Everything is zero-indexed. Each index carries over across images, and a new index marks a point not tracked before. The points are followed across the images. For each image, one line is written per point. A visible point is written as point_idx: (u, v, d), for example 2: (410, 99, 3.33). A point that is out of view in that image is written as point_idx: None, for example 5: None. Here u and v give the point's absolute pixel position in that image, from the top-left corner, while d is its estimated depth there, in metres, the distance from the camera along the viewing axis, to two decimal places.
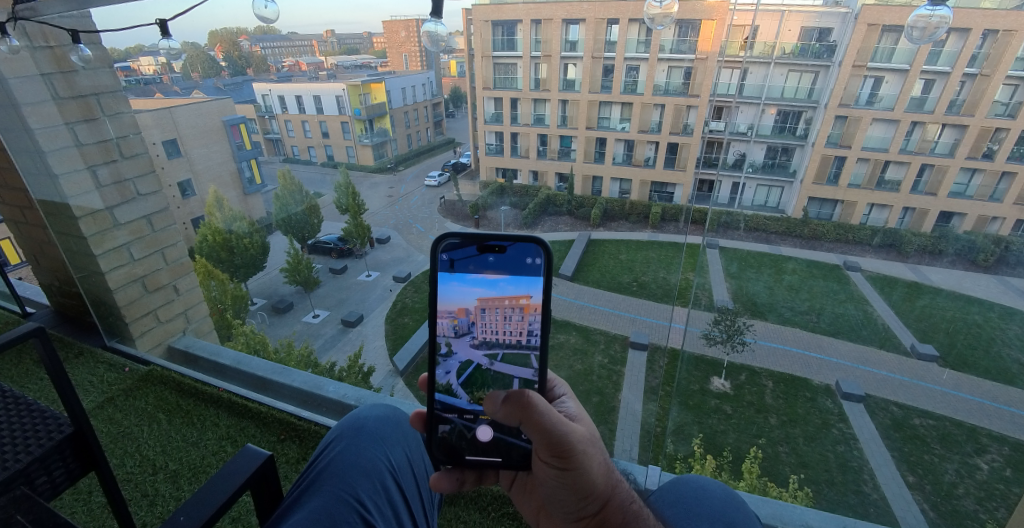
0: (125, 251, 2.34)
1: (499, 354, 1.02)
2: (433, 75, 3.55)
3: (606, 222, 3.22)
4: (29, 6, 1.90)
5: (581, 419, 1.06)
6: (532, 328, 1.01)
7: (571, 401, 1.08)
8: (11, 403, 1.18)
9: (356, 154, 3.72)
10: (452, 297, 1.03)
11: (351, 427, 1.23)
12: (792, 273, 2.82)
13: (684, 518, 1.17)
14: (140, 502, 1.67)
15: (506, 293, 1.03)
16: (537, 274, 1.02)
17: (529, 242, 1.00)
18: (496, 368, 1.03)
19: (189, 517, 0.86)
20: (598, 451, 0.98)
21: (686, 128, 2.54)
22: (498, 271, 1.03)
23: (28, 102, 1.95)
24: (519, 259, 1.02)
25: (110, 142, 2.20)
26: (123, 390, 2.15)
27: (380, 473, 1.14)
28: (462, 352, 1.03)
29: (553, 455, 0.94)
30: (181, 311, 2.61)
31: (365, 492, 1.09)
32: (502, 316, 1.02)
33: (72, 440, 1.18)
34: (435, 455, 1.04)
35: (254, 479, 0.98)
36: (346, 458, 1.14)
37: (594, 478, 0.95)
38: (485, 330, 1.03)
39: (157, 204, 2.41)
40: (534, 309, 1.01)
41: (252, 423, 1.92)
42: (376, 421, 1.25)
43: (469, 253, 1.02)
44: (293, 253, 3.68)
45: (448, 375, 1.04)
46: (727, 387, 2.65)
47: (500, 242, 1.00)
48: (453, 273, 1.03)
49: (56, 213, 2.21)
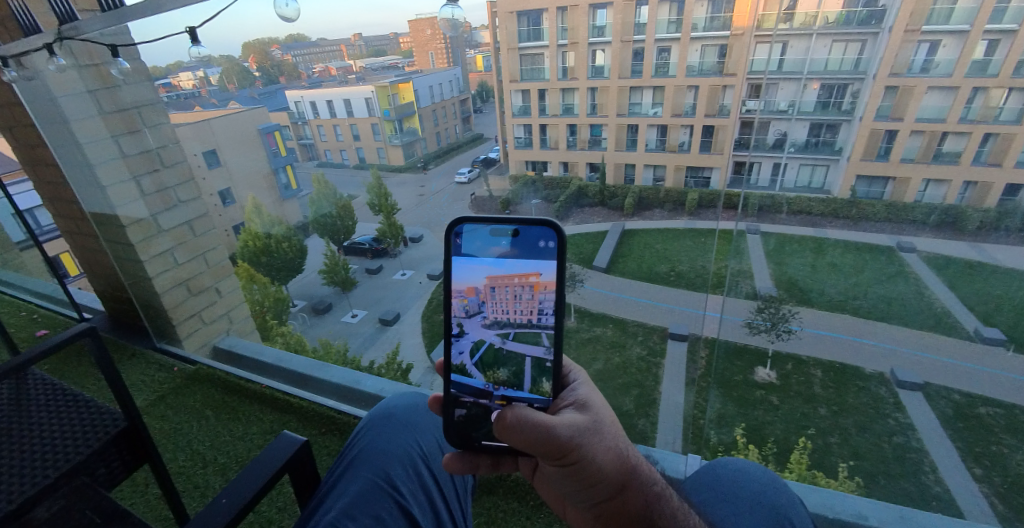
0: (170, 256, 2.63)
1: (511, 333, 1.07)
2: (459, 71, 3.61)
3: (639, 212, 2.76)
4: (72, 26, 2.10)
5: (588, 402, 1.06)
6: (543, 306, 1.04)
7: (583, 385, 1.08)
8: (73, 402, 1.36)
9: (386, 155, 3.64)
10: (464, 278, 1.08)
11: (383, 416, 1.42)
12: (834, 250, 2.49)
13: (710, 501, 1.29)
14: (193, 494, 1.79)
15: (515, 272, 1.06)
16: (548, 256, 1.04)
17: (541, 224, 1.02)
18: (509, 347, 1.08)
19: (230, 500, 0.98)
20: (604, 439, 0.99)
21: (724, 109, 2.18)
22: (508, 252, 1.06)
23: (76, 117, 2.22)
24: (532, 242, 1.05)
25: (151, 152, 2.47)
26: (172, 388, 2.37)
27: (411, 459, 1.31)
28: (474, 332, 1.09)
29: (553, 455, 0.98)
30: (224, 313, 2.90)
31: (398, 474, 1.27)
32: (512, 294, 1.06)
33: (126, 434, 1.33)
34: (451, 440, 1.11)
35: (292, 463, 1.10)
36: (380, 444, 1.33)
37: (603, 464, 0.99)
38: (496, 310, 1.07)
39: (197, 209, 2.70)
40: (544, 287, 1.04)
41: (293, 417, 2.05)
42: (405, 410, 1.44)
43: (480, 235, 1.07)
44: (330, 254, 3.32)
45: (461, 356, 1.11)
46: (772, 377, 2.55)
47: (512, 223, 1.03)
48: (468, 254, 1.08)
49: (107, 223, 2.49)
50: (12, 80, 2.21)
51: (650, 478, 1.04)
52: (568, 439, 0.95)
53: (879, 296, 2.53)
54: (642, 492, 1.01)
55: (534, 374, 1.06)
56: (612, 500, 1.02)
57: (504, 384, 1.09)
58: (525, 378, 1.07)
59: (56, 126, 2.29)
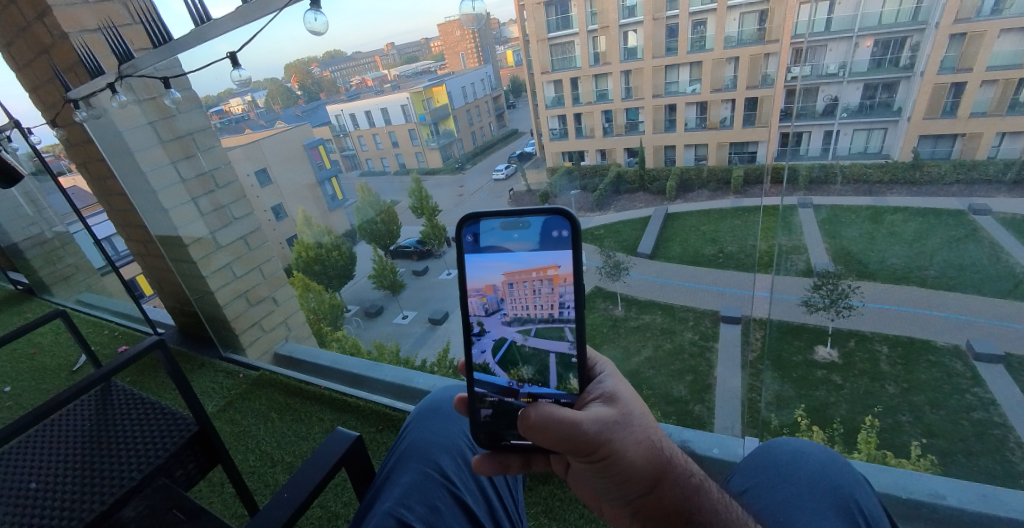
0: (228, 271, 3.21)
1: (532, 329, 1.22)
2: (491, 70, 3.34)
3: (682, 194, 2.55)
4: (129, 65, 2.51)
5: (616, 394, 1.19)
6: (562, 298, 1.19)
7: (608, 378, 1.23)
8: (161, 413, 1.77)
9: (425, 158, 4.03)
10: (481, 276, 1.24)
11: (430, 409, 1.65)
12: (895, 213, 2.08)
13: (766, 486, 1.43)
14: (265, 491, 2.02)
15: (532, 265, 1.21)
16: (562, 245, 1.18)
17: (554, 215, 1.17)
18: (532, 342, 1.23)
19: (291, 494, 1.15)
20: (633, 432, 1.09)
21: (767, 78, 2.04)
22: (522, 246, 1.21)
23: (139, 149, 2.73)
24: (546, 233, 1.19)
25: (205, 176, 3.01)
26: (239, 394, 2.64)
27: (460, 447, 1.54)
28: (494, 329, 1.25)
29: (583, 450, 1.09)
30: (281, 321, 3.55)
31: (447, 462, 1.48)
32: (531, 289, 1.21)
33: (199, 437, 1.72)
34: (481, 440, 1.26)
35: (346, 456, 1.30)
36: (428, 434, 1.56)
37: (634, 458, 1.08)
38: (516, 306, 1.22)
39: (249, 225, 3.27)
40: (561, 278, 1.19)
41: (353, 416, 2.27)
42: (448, 404, 1.67)
43: (493, 231, 1.22)
44: (377, 260, 3.44)
45: (484, 354, 1.27)
46: (833, 356, 2.20)
47: (523, 217, 1.18)
48: (481, 252, 1.23)
49: (173, 244, 3.09)
50: (83, 119, 2.70)
51: (683, 472, 1.10)
52: (595, 433, 1.07)
53: (948, 260, 1.98)
54: (676, 486, 1.08)
55: (559, 369, 1.21)
56: (646, 496, 1.09)
57: (529, 380, 1.24)
58: (549, 374, 1.22)
59: (122, 156, 2.80)
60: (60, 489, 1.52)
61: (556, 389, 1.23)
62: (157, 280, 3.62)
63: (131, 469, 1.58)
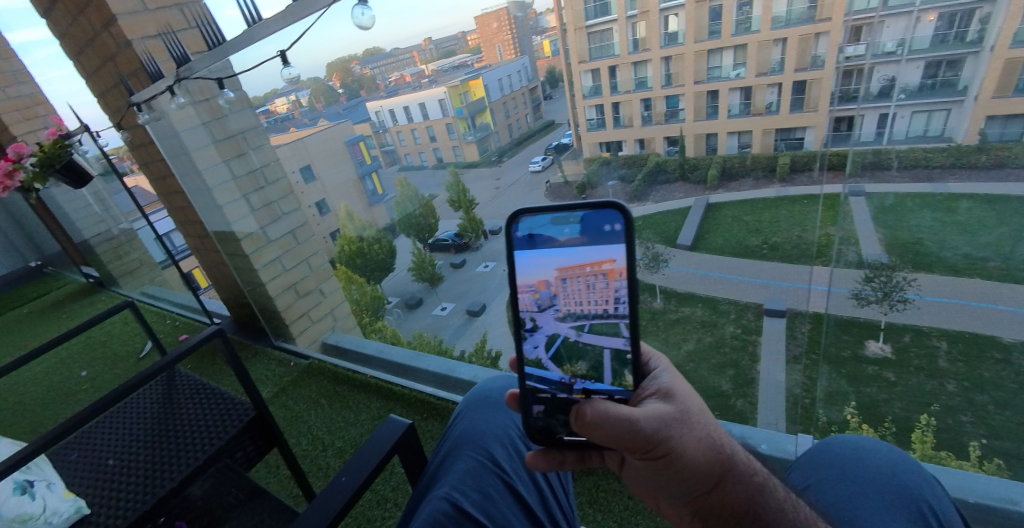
0: (279, 262, 3.58)
1: (587, 325, 1.25)
2: (527, 60, 3.32)
3: (725, 183, 2.36)
4: (187, 68, 2.78)
5: (671, 390, 1.19)
6: (617, 293, 1.20)
7: (663, 373, 1.23)
8: (228, 402, 1.94)
9: (461, 152, 3.59)
10: (534, 273, 1.28)
11: (480, 398, 1.73)
12: (961, 203, 1.86)
13: (826, 483, 1.47)
14: (317, 472, 2.20)
15: (586, 261, 1.22)
16: (615, 239, 1.19)
17: (607, 209, 1.17)
18: (585, 338, 1.27)
19: (349, 478, 1.28)
20: (692, 428, 1.10)
21: (818, 60, 1.86)
22: (575, 241, 1.22)
23: (195, 148, 3.04)
24: (599, 227, 1.19)
25: (256, 172, 3.30)
26: (291, 382, 2.87)
27: (511, 437, 1.61)
28: (548, 324, 1.28)
29: (642, 448, 1.10)
30: (329, 311, 3.91)
31: (499, 451, 1.55)
32: (586, 284, 1.23)
33: (256, 422, 1.85)
34: (535, 437, 1.31)
35: (397, 445, 1.39)
36: (480, 424, 1.64)
37: (695, 456, 1.09)
38: (569, 302, 1.26)
39: (297, 220, 3.60)
40: (616, 273, 1.19)
41: (397, 404, 2.43)
42: (498, 394, 1.74)
43: (546, 227, 1.24)
44: (416, 252, 3.45)
45: (537, 349, 1.31)
46: (887, 351, 2.07)
47: (575, 213, 1.19)
48: (533, 247, 1.26)
49: (226, 239, 3.38)
50: (148, 120, 3.06)
51: (745, 471, 1.11)
52: (654, 431, 1.08)
53: None
54: (738, 485, 1.09)
55: (614, 365, 1.24)
56: (708, 496, 1.11)
57: (584, 375, 1.28)
58: (604, 370, 1.25)
59: (179, 156, 3.12)
60: (137, 466, 1.70)
61: (612, 385, 1.25)
62: (214, 273, 3.92)
63: (197, 448, 1.74)
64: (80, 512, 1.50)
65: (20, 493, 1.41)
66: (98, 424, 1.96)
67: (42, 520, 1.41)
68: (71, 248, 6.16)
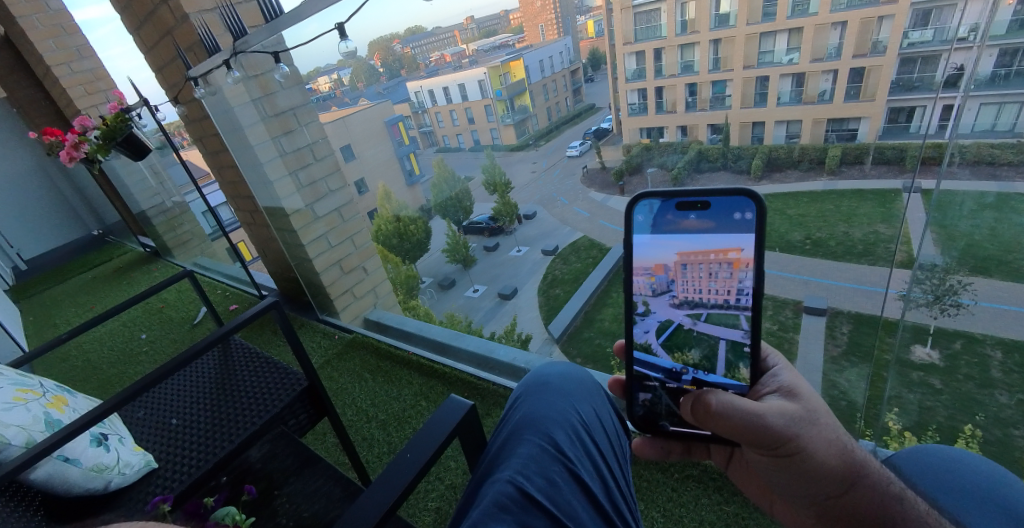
0: (324, 240, 3.49)
1: (703, 314, 1.32)
2: (570, 41, 3.50)
3: (768, 174, 2.19)
4: (243, 41, 2.65)
5: (794, 389, 1.26)
6: (739, 283, 1.26)
7: (784, 372, 1.29)
8: (282, 373, 2.04)
9: (499, 135, 3.80)
10: (654, 257, 1.34)
11: (541, 382, 1.53)
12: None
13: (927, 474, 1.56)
14: (362, 442, 2.31)
15: (711, 247, 1.28)
16: (745, 228, 1.24)
17: (738, 197, 1.23)
18: (700, 327, 1.34)
19: (413, 455, 1.26)
20: (821, 429, 1.17)
21: (877, 46, 1.75)
22: (702, 226, 1.29)
23: (248, 125, 3.02)
24: (729, 214, 1.26)
25: (303, 150, 3.21)
26: (336, 354, 3.01)
27: (575, 425, 1.38)
28: (661, 311, 1.37)
29: (768, 443, 1.19)
30: (370, 287, 3.73)
31: (563, 438, 1.32)
32: (708, 270, 1.30)
33: (308, 392, 1.95)
34: (636, 422, 1.44)
35: (457, 428, 1.36)
36: (540, 408, 1.41)
37: (824, 458, 1.16)
38: (686, 289, 1.33)
39: (342, 198, 3.50)
40: (740, 262, 1.25)
41: (439, 382, 2.55)
42: (559, 378, 1.54)
43: (674, 211, 1.31)
44: (451, 233, 3.57)
45: (647, 334, 1.40)
46: (934, 357, 1.90)
47: (706, 199, 1.25)
48: (656, 231, 1.34)
49: (276, 214, 3.41)
50: (202, 95, 2.97)
51: (877, 478, 1.17)
52: (781, 428, 1.17)
53: None
54: (871, 491, 1.15)
55: (729, 355, 1.31)
56: (838, 498, 1.18)
57: (694, 363, 1.37)
58: (717, 361, 1.33)
59: (235, 131, 3.10)
60: (201, 428, 1.83)
61: (725, 376, 1.33)
62: (261, 246, 4.05)
63: (253, 415, 1.85)
64: (148, 465, 1.65)
65: (95, 446, 1.51)
66: (166, 384, 2.11)
67: (116, 471, 1.54)
68: (131, 220, 6.58)
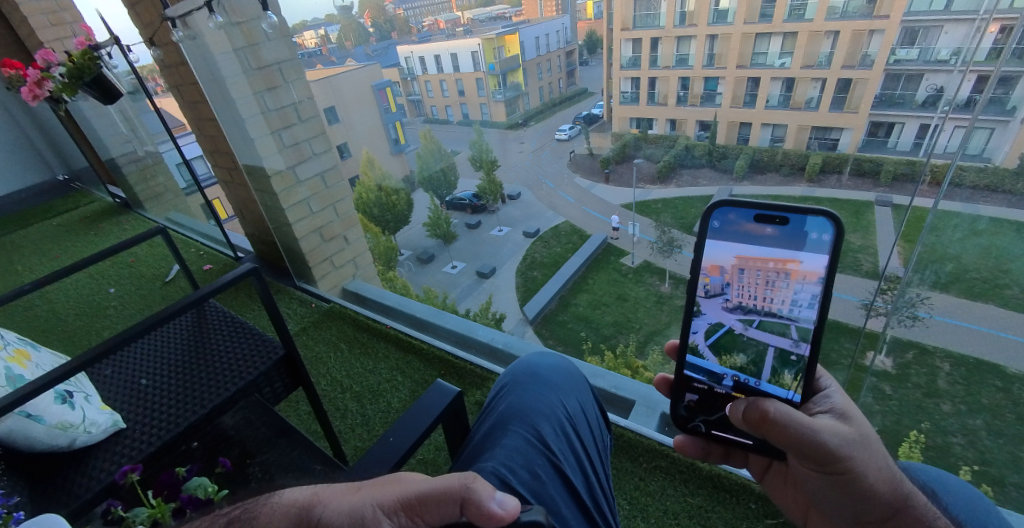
0: (306, 206, 3.31)
1: (755, 321, 1.29)
2: (568, 21, 3.93)
3: (750, 175, 2.28)
4: None
5: (847, 412, 1.22)
6: (795, 294, 1.24)
7: (837, 394, 1.26)
8: (260, 341, 2.00)
9: (489, 111, 3.96)
10: (713, 257, 1.29)
11: (529, 373, 1.57)
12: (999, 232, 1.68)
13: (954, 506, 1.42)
14: (336, 412, 2.33)
15: (772, 257, 1.25)
16: (820, 247, 1.19)
17: (816, 214, 1.18)
18: (750, 334, 1.31)
19: (394, 439, 1.34)
20: (875, 455, 1.13)
21: (866, 59, 1.78)
22: (773, 239, 1.24)
23: (229, 76, 2.73)
24: (805, 230, 1.21)
25: (287, 108, 2.96)
26: (313, 322, 2.99)
27: (560, 418, 1.43)
28: (712, 313, 1.33)
29: (820, 460, 1.16)
30: (350, 259, 3.63)
31: (548, 429, 1.37)
32: (765, 278, 1.26)
33: (286, 361, 1.92)
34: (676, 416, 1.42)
35: (442, 411, 1.45)
36: (527, 399, 1.46)
37: (876, 485, 1.13)
38: (741, 294, 1.29)
39: (327, 162, 3.29)
40: (799, 275, 1.22)
41: (415, 357, 2.57)
42: (549, 371, 1.59)
43: (745, 217, 1.26)
44: (432, 208, 3.51)
45: (696, 336, 1.37)
46: (887, 365, 2.02)
47: (783, 212, 1.21)
48: (719, 235, 1.28)
49: (255, 174, 3.21)
50: (180, 38, 2.70)
51: (925, 512, 1.14)
52: (836, 447, 1.13)
53: None
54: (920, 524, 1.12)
55: (776, 364, 1.29)
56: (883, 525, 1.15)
57: (740, 367, 1.34)
58: (763, 367, 1.31)
59: (214, 83, 2.84)
60: (174, 393, 1.77)
61: (770, 382, 1.32)
62: (238, 206, 3.93)
63: (228, 382, 1.82)
64: (116, 425, 1.62)
65: (61, 403, 1.49)
66: (138, 347, 2.05)
67: (82, 429, 1.52)
68: (99, 166, 6.27)
